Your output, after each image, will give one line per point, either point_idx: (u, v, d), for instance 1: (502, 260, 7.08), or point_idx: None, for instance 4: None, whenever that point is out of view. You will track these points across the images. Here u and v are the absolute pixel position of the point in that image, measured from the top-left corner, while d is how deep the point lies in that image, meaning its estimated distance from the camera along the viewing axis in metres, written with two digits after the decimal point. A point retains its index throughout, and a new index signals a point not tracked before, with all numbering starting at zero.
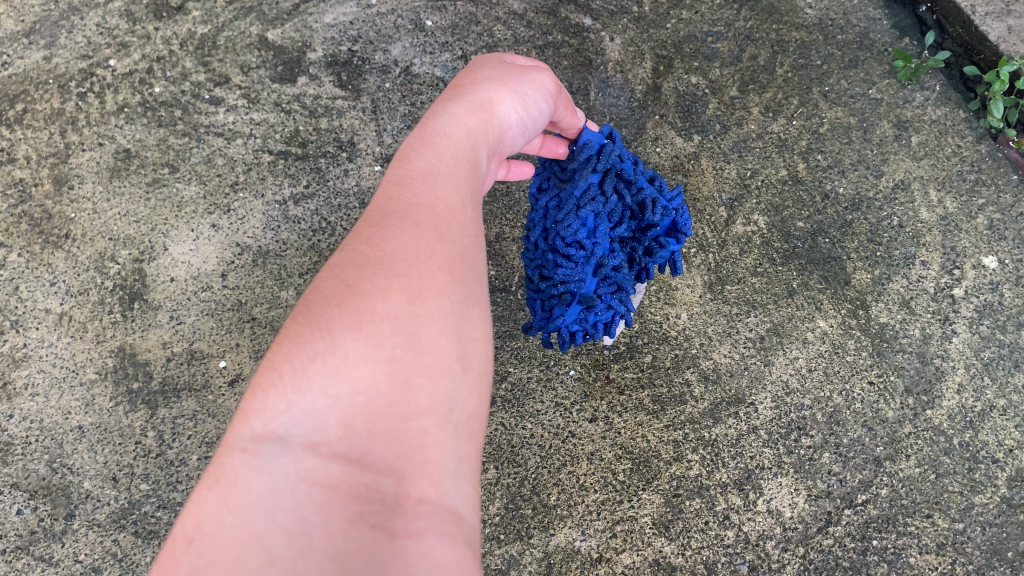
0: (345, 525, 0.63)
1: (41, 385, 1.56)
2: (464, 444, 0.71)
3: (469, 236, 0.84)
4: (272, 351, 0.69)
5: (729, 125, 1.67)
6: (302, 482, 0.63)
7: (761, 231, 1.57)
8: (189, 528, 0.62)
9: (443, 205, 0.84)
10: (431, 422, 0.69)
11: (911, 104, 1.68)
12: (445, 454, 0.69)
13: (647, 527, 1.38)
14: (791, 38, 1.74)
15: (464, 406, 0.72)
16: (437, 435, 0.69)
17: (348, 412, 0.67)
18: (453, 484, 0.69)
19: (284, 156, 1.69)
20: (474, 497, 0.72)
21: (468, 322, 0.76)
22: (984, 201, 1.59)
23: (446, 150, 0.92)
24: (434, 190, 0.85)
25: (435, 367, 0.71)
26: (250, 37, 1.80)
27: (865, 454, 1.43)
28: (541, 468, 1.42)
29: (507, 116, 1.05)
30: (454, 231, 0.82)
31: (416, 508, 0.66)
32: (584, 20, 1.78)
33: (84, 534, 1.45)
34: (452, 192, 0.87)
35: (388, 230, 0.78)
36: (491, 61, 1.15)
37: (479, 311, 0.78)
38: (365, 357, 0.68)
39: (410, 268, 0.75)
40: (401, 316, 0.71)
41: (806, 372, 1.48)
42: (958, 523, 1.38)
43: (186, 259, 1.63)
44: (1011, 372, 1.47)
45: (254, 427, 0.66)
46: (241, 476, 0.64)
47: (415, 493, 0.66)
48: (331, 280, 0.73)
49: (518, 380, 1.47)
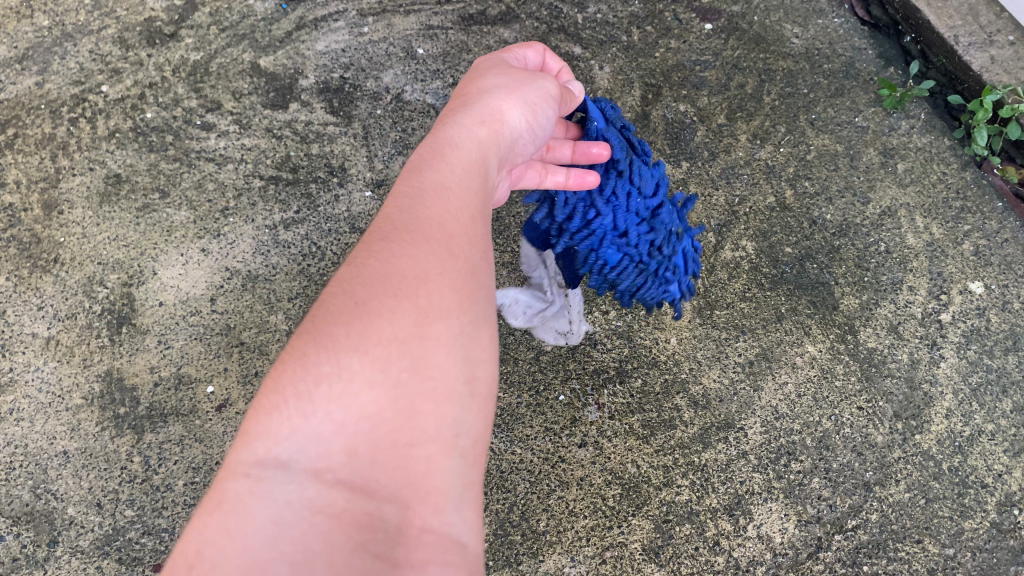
0: (346, 554, 0.63)
1: (26, 411, 1.54)
2: (471, 471, 0.71)
3: (479, 252, 0.84)
4: (276, 372, 0.69)
5: (717, 152, 1.69)
6: (306, 510, 0.63)
7: (749, 256, 1.58)
8: (189, 554, 0.61)
9: (451, 222, 0.84)
10: (437, 449, 0.69)
11: (897, 132, 1.70)
12: (450, 482, 0.69)
13: (637, 553, 1.37)
14: (777, 68, 1.77)
15: (472, 431, 0.72)
16: (442, 462, 0.69)
17: (353, 438, 0.66)
18: (458, 512, 0.69)
19: (275, 181, 1.70)
20: (477, 526, 0.71)
21: (478, 345, 0.76)
22: (970, 228, 1.60)
23: (459, 164, 0.92)
24: (444, 208, 0.85)
25: (443, 393, 0.71)
26: (242, 64, 1.81)
27: (856, 479, 1.42)
28: (531, 494, 1.41)
29: (516, 129, 1.05)
30: (465, 250, 0.82)
31: (418, 538, 0.66)
32: (574, 50, 1.81)
33: (67, 561, 1.43)
34: (461, 210, 0.87)
35: (397, 248, 0.78)
36: (497, 66, 1.14)
37: (489, 331, 0.78)
38: (370, 383, 0.68)
39: (419, 288, 0.74)
40: (408, 339, 0.71)
41: (795, 397, 1.47)
42: (948, 548, 1.38)
43: (175, 283, 1.63)
44: (999, 397, 1.47)
45: (258, 452, 0.65)
46: (243, 501, 0.63)
47: (419, 522, 0.66)
48: (338, 299, 0.73)
49: (507, 405, 1.47)
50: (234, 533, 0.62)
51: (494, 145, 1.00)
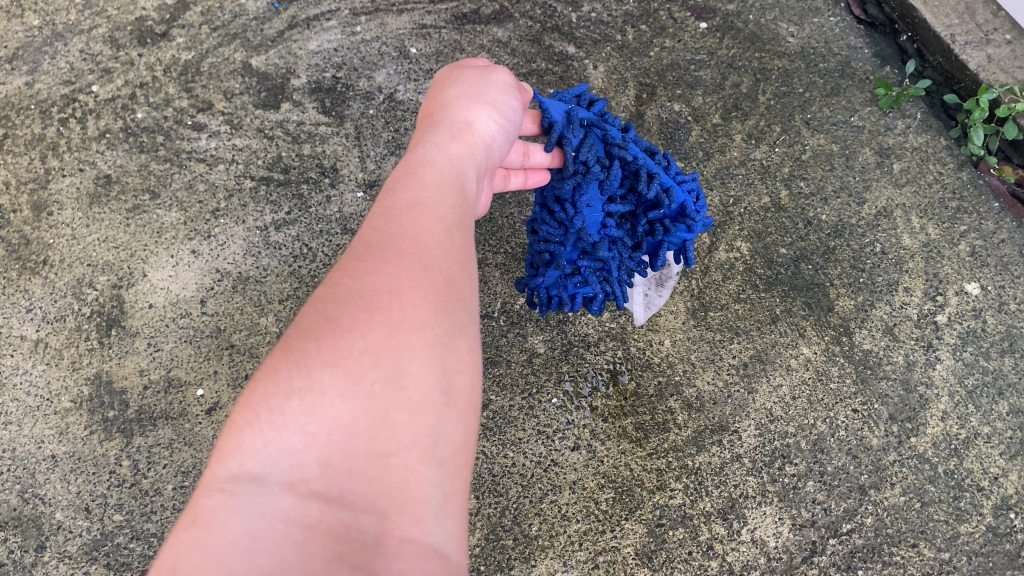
0: (323, 565, 0.61)
1: (14, 414, 1.53)
2: (451, 481, 0.69)
3: (456, 263, 0.83)
4: (249, 389, 0.68)
5: (711, 152, 1.68)
6: (280, 522, 0.62)
7: (744, 257, 1.57)
8: (164, 571, 0.59)
9: (427, 234, 0.83)
10: (415, 458, 0.67)
11: (893, 132, 1.69)
12: (429, 492, 0.67)
13: (630, 557, 1.36)
14: (773, 67, 1.76)
15: (450, 441, 0.70)
16: (421, 471, 0.67)
17: (326, 450, 0.65)
18: (438, 522, 0.67)
19: (266, 182, 1.68)
20: (460, 536, 0.70)
21: (455, 355, 0.74)
22: (966, 228, 1.59)
23: (431, 177, 0.92)
24: (420, 220, 0.84)
25: (417, 402, 0.69)
26: (234, 63, 1.80)
27: (850, 483, 1.41)
28: (523, 498, 1.39)
29: (488, 130, 1.05)
30: (439, 261, 0.81)
31: (398, 548, 0.64)
32: (568, 49, 1.79)
33: (55, 566, 1.41)
34: (438, 221, 0.85)
35: (371, 262, 0.77)
36: (450, 77, 1.14)
37: (465, 342, 0.76)
38: (343, 394, 0.67)
39: (392, 299, 0.73)
40: (380, 350, 0.70)
41: (790, 399, 1.46)
42: (944, 552, 1.37)
43: (165, 285, 1.62)
44: (996, 399, 1.46)
45: (231, 468, 0.64)
46: (218, 516, 0.62)
47: (399, 532, 0.65)
48: (312, 316, 0.72)
49: (500, 408, 1.45)
50: (209, 548, 0.60)
51: (466, 143, 1.00)
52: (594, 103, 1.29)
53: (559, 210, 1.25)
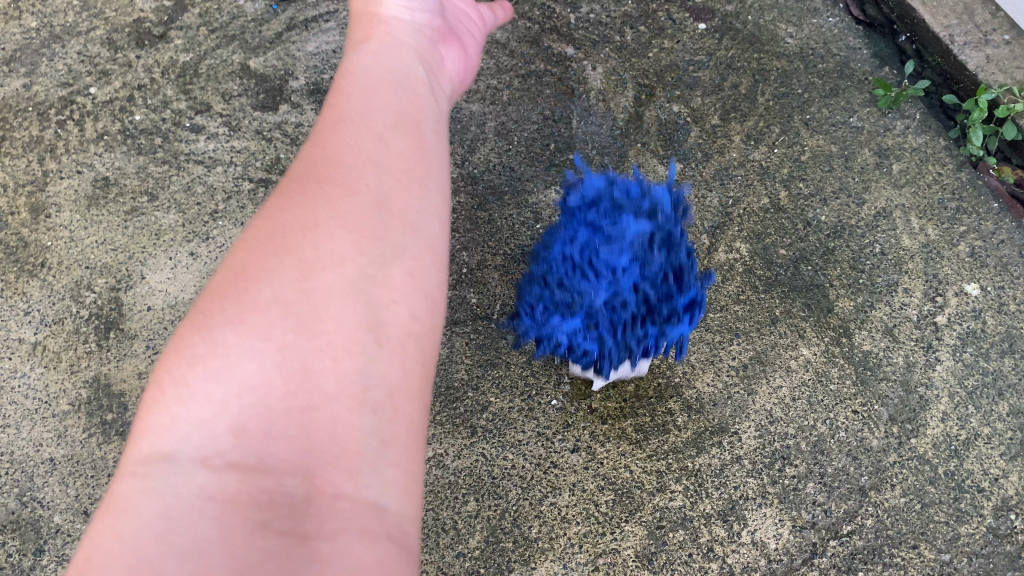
0: (246, 533, 0.64)
1: (12, 417, 1.52)
2: (388, 425, 0.73)
3: (386, 203, 0.86)
4: (160, 366, 0.73)
5: (711, 153, 1.70)
6: (197, 500, 0.65)
7: (743, 258, 1.58)
8: (85, 558, 0.62)
9: (353, 184, 0.86)
10: (340, 406, 0.71)
11: (891, 133, 1.71)
12: (360, 437, 0.71)
13: (630, 560, 1.34)
14: (771, 67, 1.78)
15: (383, 383, 0.74)
16: (351, 420, 0.71)
17: (240, 414, 0.69)
18: (375, 474, 0.71)
19: (265, 184, 1.69)
20: (406, 479, 0.73)
21: (381, 286, 0.79)
22: (965, 229, 1.60)
23: (362, 125, 0.94)
24: (343, 170, 0.87)
25: (335, 351, 0.73)
26: (232, 66, 1.80)
27: (851, 484, 1.40)
28: (523, 500, 1.38)
29: (408, 66, 1.09)
30: (361, 207, 0.84)
31: (331, 504, 0.68)
32: (566, 50, 1.82)
33: (53, 570, 1.41)
34: (370, 168, 0.88)
35: (281, 230, 0.81)
36: (368, 20, 1.19)
37: (400, 268, 0.81)
38: (252, 353, 0.71)
39: (302, 259, 0.78)
40: (289, 298, 0.75)
41: (789, 401, 1.45)
42: (944, 554, 1.36)
43: (164, 287, 1.61)
44: (995, 400, 1.46)
45: (146, 450, 0.68)
46: (132, 501, 0.65)
47: (330, 488, 0.69)
48: (219, 291, 0.77)
49: (499, 410, 1.44)
50: (125, 531, 0.63)
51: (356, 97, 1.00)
52: (593, 183, 1.28)
53: (571, 284, 1.26)
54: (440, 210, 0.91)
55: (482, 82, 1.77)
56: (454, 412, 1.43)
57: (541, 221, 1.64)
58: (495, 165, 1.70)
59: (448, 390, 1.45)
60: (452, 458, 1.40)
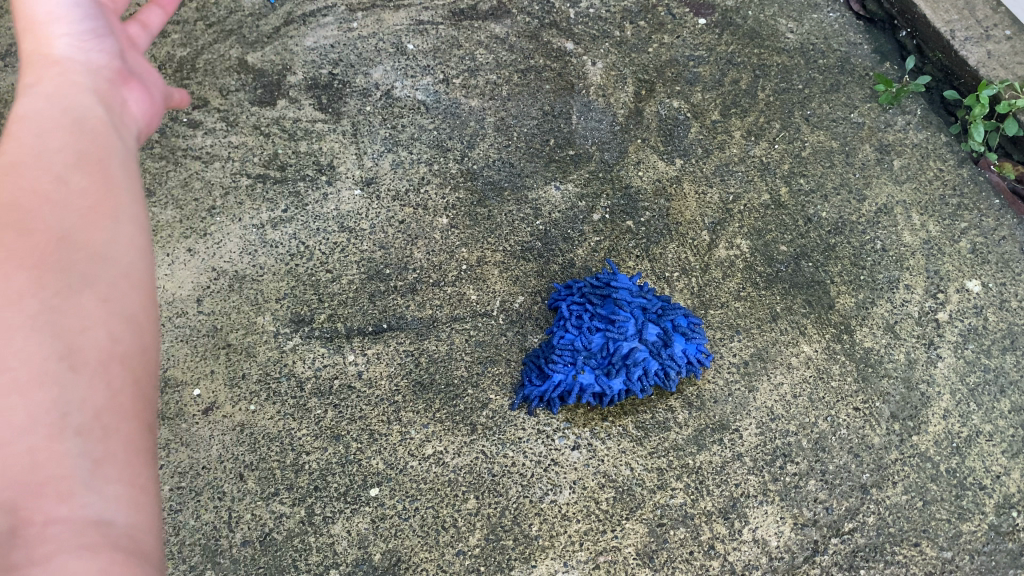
0: None
1: None
2: (97, 447, 0.70)
3: (82, 229, 0.84)
4: None
5: (711, 148, 1.71)
6: None
7: (743, 254, 1.58)
8: None
9: (48, 217, 0.83)
10: (40, 436, 0.68)
11: (892, 128, 1.73)
12: (70, 465, 0.68)
13: (631, 558, 1.30)
14: (772, 63, 1.82)
15: (85, 406, 0.72)
16: (53, 447, 0.68)
17: None
18: (93, 494, 0.67)
19: (262, 179, 1.69)
20: (132, 491, 0.70)
21: (72, 317, 0.77)
22: (967, 225, 1.61)
23: (47, 147, 0.90)
24: (39, 200, 0.84)
25: (23, 379, 0.70)
26: (229, 60, 1.85)
27: (852, 481, 1.37)
28: (522, 498, 1.34)
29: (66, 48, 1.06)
30: (48, 230, 0.82)
31: (45, 529, 0.63)
32: (565, 45, 1.87)
33: None
34: (64, 198, 0.86)
35: None
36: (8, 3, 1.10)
37: (90, 296, 0.80)
38: None
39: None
40: None
41: (791, 398, 1.44)
42: (948, 552, 1.32)
43: (161, 284, 1.57)
44: (997, 397, 1.44)
45: None
46: None
47: (40, 514, 0.64)
48: None
49: (499, 408, 1.42)
50: None
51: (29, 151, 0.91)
52: (588, 319, 1.43)
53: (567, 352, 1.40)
54: (135, 241, 0.89)
55: (483, 77, 1.82)
56: (454, 409, 1.42)
57: (541, 217, 1.63)
58: (494, 160, 1.70)
59: (449, 387, 1.44)
60: (451, 456, 1.38)
